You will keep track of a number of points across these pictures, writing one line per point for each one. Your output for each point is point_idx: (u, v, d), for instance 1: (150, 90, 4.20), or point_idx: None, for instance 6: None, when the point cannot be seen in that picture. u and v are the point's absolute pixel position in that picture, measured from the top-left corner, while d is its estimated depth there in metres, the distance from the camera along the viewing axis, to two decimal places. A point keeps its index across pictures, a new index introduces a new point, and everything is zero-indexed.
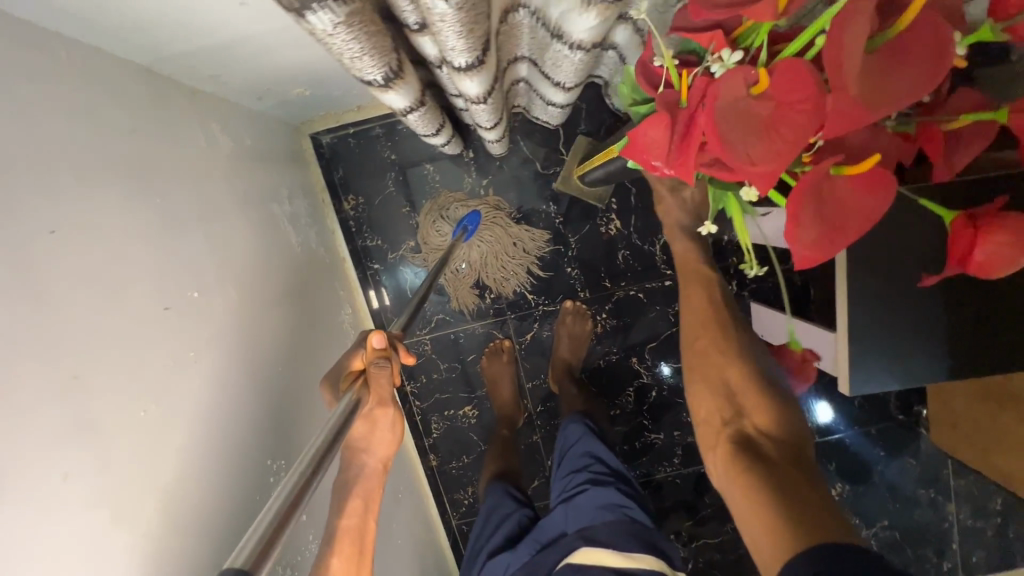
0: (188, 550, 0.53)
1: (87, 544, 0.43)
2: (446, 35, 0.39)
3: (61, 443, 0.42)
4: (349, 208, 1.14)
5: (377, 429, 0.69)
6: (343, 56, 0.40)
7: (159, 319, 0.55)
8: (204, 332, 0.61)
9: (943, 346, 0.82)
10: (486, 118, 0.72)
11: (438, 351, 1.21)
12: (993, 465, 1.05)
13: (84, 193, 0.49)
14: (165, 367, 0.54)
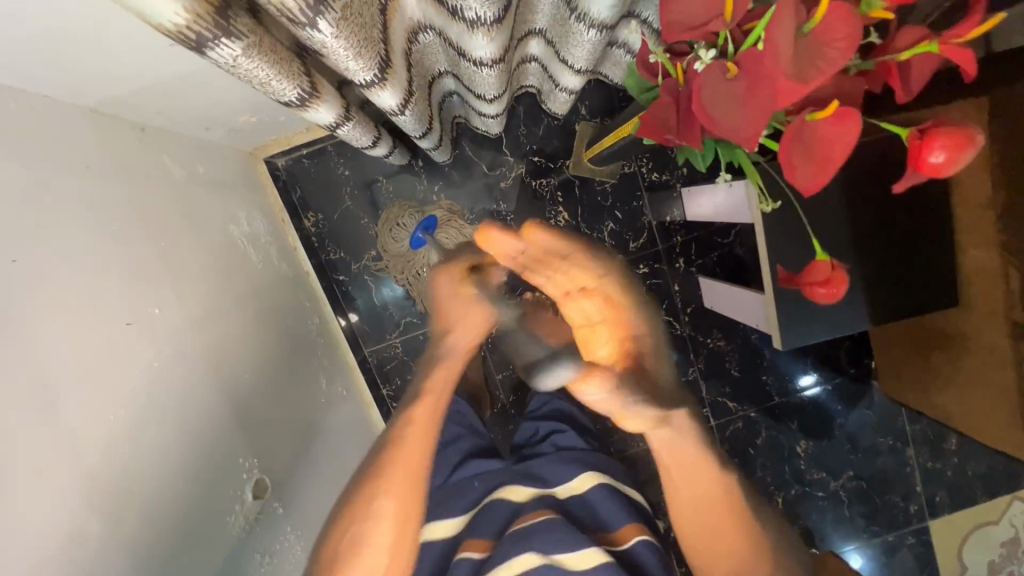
0: (152, 541, 0.59)
1: (59, 535, 0.49)
2: (343, 59, 0.47)
3: (34, 444, 0.48)
4: (310, 224, 1.19)
5: (470, 310, 0.66)
6: (254, 79, 0.46)
7: (124, 337, 0.60)
8: (167, 346, 0.67)
9: (862, 296, 0.90)
10: (414, 126, 0.80)
11: (409, 353, 1.26)
12: (930, 404, 1.13)
13: (42, 225, 0.54)
14: (129, 381, 0.60)
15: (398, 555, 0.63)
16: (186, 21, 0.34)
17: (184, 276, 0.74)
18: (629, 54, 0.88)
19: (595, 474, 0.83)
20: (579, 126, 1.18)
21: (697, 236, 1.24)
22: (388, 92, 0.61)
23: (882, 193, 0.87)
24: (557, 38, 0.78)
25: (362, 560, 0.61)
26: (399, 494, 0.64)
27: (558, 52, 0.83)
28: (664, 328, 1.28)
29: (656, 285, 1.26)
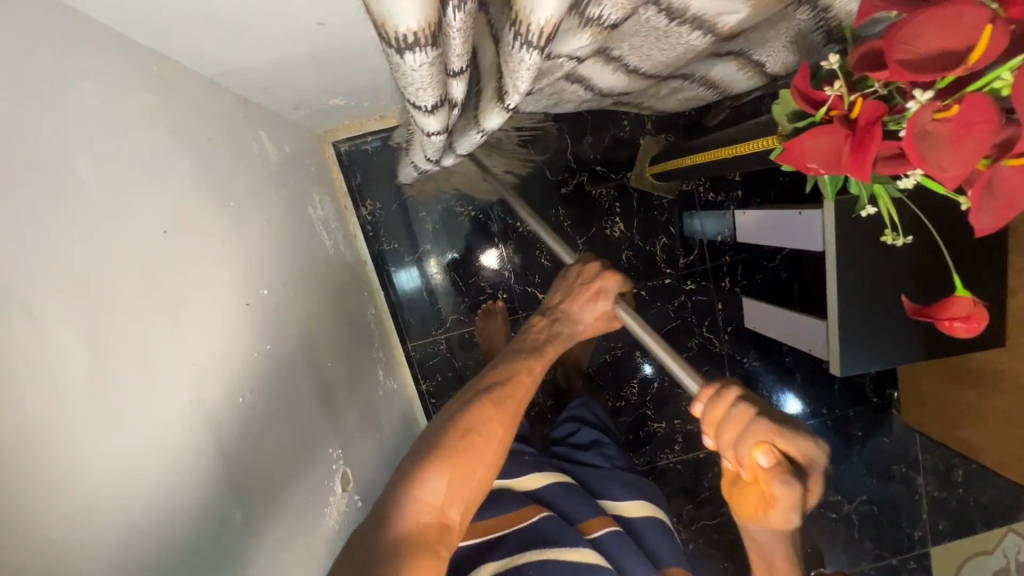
0: (281, 534, 0.55)
1: (211, 533, 0.45)
2: (518, 77, 0.55)
3: (191, 429, 0.45)
4: (366, 213, 1.18)
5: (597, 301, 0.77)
6: (407, 83, 0.52)
7: (251, 321, 0.59)
8: (280, 330, 0.65)
9: (920, 331, 0.93)
10: (468, 146, 0.75)
11: (452, 349, 1.26)
12: (954, 437, 1.20)
13: (181, 195, 0.52)
14: (261, 365, 0.58)
15: (486, 467, 0.57)
16: (417, 26, 0.44)
17: (279, 256, 0.72)
18: (701, 87, 0.88)
19: (645, 504, 0.78)
20: (643, 141, 1.20)
21: (745, 258, 1.27)
22: (498, 112, 0.65)
23: (949, 235, 0.90)
24: (674, 59, 0.77)
25: (463, 456, 0.56)
26: (506, 409, 0.61)
27: (667, 77, 0.81)
28: (703, 345, 1.31)
29: (700, 301, 1.30)
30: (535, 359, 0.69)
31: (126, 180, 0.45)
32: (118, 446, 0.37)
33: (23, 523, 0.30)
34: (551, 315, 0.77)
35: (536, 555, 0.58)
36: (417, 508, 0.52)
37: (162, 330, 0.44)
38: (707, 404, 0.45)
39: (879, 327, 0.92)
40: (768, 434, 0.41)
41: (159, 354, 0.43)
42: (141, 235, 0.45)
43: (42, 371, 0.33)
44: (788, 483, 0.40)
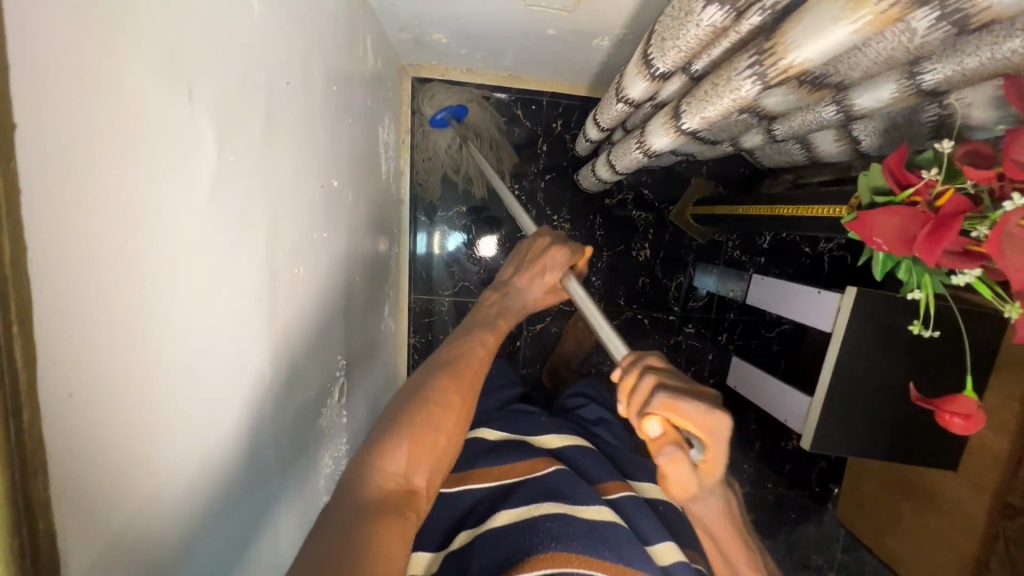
0: (289, 417, 0.54)
1: (243, 384, 0.44)
2: (710, 107, 0.59)
3: (258, 275, 0.44)
4: (417, 157, 1.18)
5: (539, 276, 0.77)
6: (672, 30, 0.58)
7: (320, 219, 0.59)
8: (335, 236, 0.65)
9: (891, 433, 0.99)
10: (626, 160, 0.90)
11: (452, 314, 1.26)
12: (879, 541, 1.24)
13: (305, 73, 0.52)
14: (316, 266, 0.59)
15: (445, 438, 0.60)
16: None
17: (351, 157, 0.72)
18: (803, 152, 0.94)
19: (659, 488, 0.82)
20: (694, 181, 1.24)
21: (745, 321, 1.32)
22: (664, 134, 0.72)
23: (944, 354, 0.96)
24: (869, 132, 0.76)
25: (422, 429, 0.59)
26: (461, 382, 0.65)
27: (857, 145, 0.81)
28: None
29: (694, 346, 1.33)
30: (487, 331, 0.73)
31: (278, 20, 0.45)
32: (215, 318, 0.38)
33: (140, 283, 0.29)
34: (501, 291, 0.79)
35: (555, 507, 0.62)
36: (381, 475, 0.54)
37: (265, 168, 0.44)
38: (622, 375, 0.46)
39: (857, 416, 0.98)
40: (659, 408, 0.40)
41: (256, 188, 0.42)
42: (276, 75, 0.45)
43: (191, 221, 0.34)
44: (668, 452, 0.41)
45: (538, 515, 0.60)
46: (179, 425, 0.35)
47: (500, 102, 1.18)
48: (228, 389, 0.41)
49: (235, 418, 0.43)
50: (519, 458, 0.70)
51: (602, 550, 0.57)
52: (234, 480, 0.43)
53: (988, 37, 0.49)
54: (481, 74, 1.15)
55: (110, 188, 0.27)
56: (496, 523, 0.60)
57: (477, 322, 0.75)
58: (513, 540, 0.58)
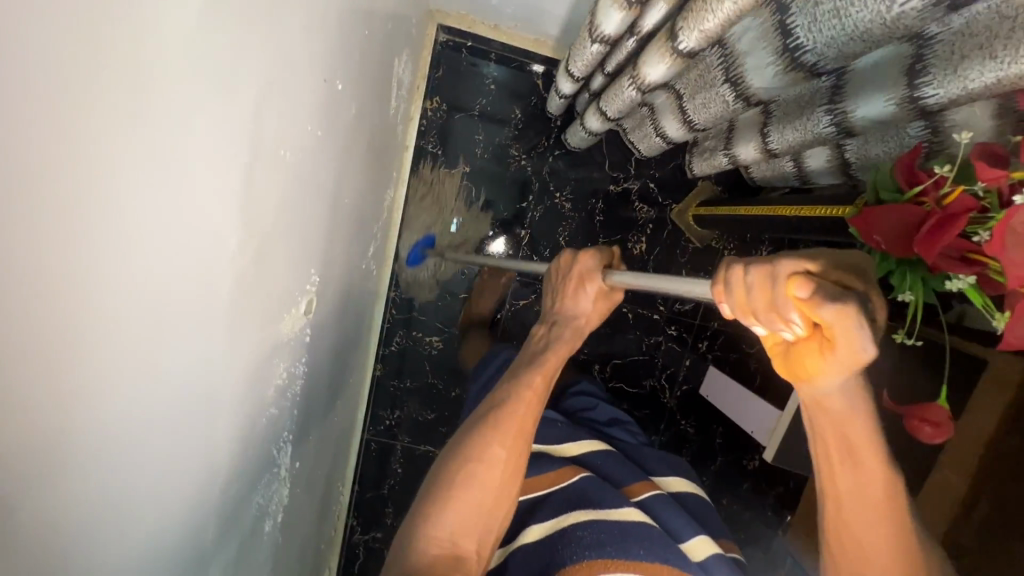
0: (250, 309, 0.51)
1: (209, 250, 0.41)
2: (708, 18, 0.59)
3: (240, 137, 0.42)
4: (430, 108, 1.17)
5: (580, 297, 0.78)
6: None
7: (304, 171, 0.56)
8: (319, 195, 0.63)
9: None
10: (614, 107, 0.89)
11: (437, 274, 1.24)
12: None
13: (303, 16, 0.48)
14: (290, 234, 0.57)
15: (490, 494, 0.65)
16: None
17: (360, 70, 0.70)
18: (796, 170, 0.90)
19: (680, 481, 0.87)
20: (700, 182, 1.22)
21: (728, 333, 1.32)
22: (662, 60, 0.71)
23: (918, 387, 0.96)
24: (862, 155, 0.72)
25: (466, 493, 0.64)
26: (506, 437, 0.68)
27: (848, 167, 0.78)
28: (654, 388, 1.36)
29: (672, 348, 1.34)
30: (535, 373, 0.73)
31: None
32: (191, 159, 0.36)
33: (107, 69, 0.27)
34: (550, 322, 0.81)
35: (585, 515, 0.67)
36: (431, 544, 0.61)
37: (263, 24, 0.41)
38: (728, 297, 0.44)
39: None
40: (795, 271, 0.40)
41: (250, 39, 0.40)
42: None
43: (149, 202, 0.32)
44: (836, 300, 0.39)
45: (569, 525, 0.66)
46: (138, 261, 0.32)
47: (522, 68, 1.17)
48: (194, 247, 0.39)
49: (184, 400, 0.42)
50: (543, 468, 0.76)
51: (635, 553, 0.62)
52: (178, 463, 0.43)
53: (992, 61, 0.47)
54: (507, 35, 1.14)
55: (68, 41, 0.24)
56: (529, 541, 0.67)
57: (524, 363, 0.77)
58: (547, 554, 0.64)
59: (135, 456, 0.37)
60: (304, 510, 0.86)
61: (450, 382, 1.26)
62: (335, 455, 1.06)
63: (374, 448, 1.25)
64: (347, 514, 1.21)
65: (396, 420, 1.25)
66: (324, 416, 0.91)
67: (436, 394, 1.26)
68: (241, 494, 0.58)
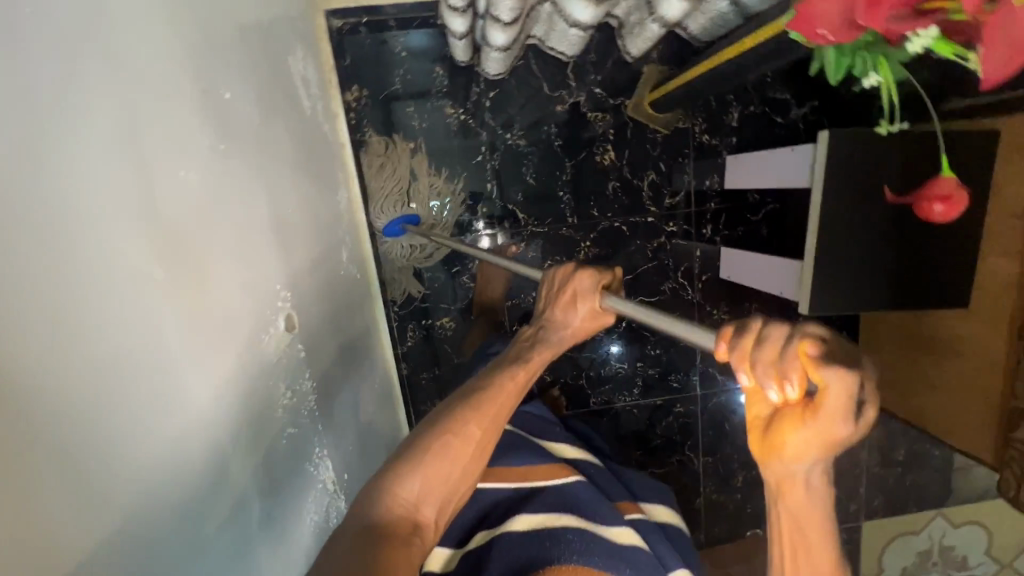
0: (213, 337, 0.50)
1: (126, 284, 0.40)
2: None
3: (113, 161, 0.40)
4: (352, 99, 1.12)
5: (570, 313, 0.78)
6: None
7: (216, 200, 0.54)
8: (252, 227, 0.61)
9: (888, 283, 0.94)
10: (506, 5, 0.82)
11: (423, 258, 1.21)
12: (906, 406, 1.18)
13: (128, 44, 0.43)
14: (235, 280, 0.55)
15: (460, 469, 0.66)
16: None
17: (249, 73, 0.67)
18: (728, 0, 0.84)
19: (669, 513, 0.94)
20: (646, 68, 1.15)
21: (729, 207, 1.25)
22: None
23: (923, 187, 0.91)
24: None
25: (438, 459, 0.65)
26: (483, 413, 0.68)
27: None
28: (676, 291, 1.28)
29: (680, 244, 1.26)
30: (517, 367, 0.74)
31: None
32: (50, 196, 0.34)
33: None
34: (538, 324, 0.80)
35: (573, 518, 0.72)
36: (392, 500, 0.61)
37: (91, 41, 0.39)
38: (731, 345, 0.45)
39: (852, 271, 0.94)
40: (811, 334, 0.42)
41: (81, 59, 0.38)
42: None
43: (10, 261, 0.31)
44: (837, 366, 0.40)
45: (556, 526, 0.70)
46: (19, 306, 0.31)
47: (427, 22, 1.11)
48: (101, 284, 0.37)
49: (180, 486, 0.43)
50: (541, 465, 0.82)
51: (617, 564, 0.67)
52: (200, 544, 0.44)
53: None
54: None
55: None
56: (515, 528, 0.69)
57: (509, 358, 0.76)
58: (533, 547, 0.67)
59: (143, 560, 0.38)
60: None
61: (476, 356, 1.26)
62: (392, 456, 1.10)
63: None
64: None
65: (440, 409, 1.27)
66: (362, 423, 0.92)
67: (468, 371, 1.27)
68: (291, 517, 0.59)
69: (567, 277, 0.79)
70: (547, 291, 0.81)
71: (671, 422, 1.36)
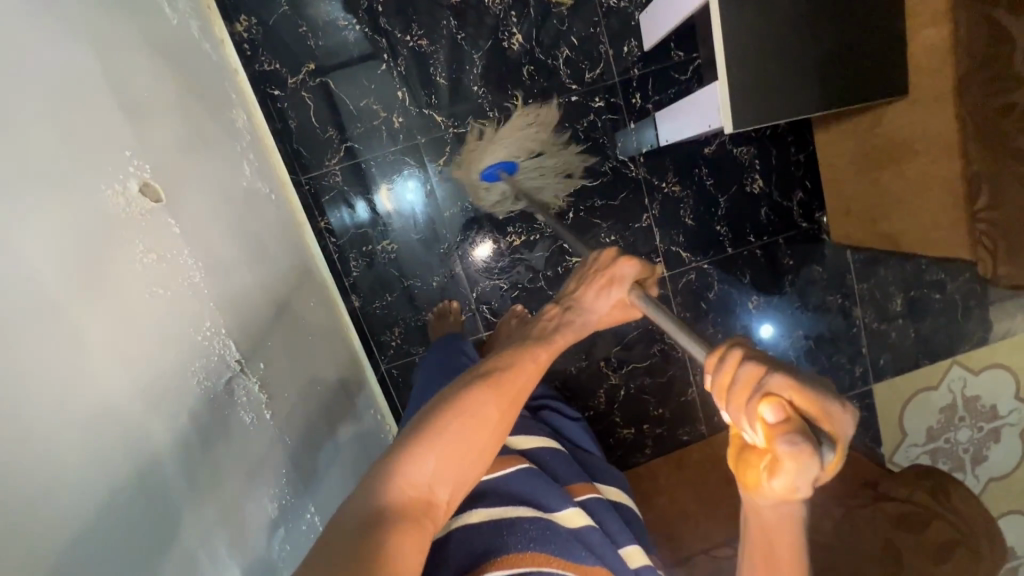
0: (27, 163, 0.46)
1: None
2: None
3: None
4: (242, 30, 1.10)
5: (600, 298, 0.71)
6: None
7: (18, 18, 0.50)
8: (77, 71, 0.57)
9: (815, 83, 0.88)
10: None
11: (348, 181, 1.18)
12: (880, 233, 1.10)
13: None
14: (43, 107, 0.50)
15: (479, 451, 0.52)
16: None
17: None
18: None
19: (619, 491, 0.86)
20: None
21: (654, 70, 1.20)
22: None
23: None
24: None
25: (458, 435, 0.51)
26: (504, 393, 0.55)
27: None
28: (618, 168, 1.24)
29: (611, 121, 1.22)
30: (541, 347, 0.63)
31: None
32: None
33: None
34: (565, 305, 0.71)
35: (531, 510, 0.60)
36: (405, 479, 0.47)
37: None
38: (716, 373, 0.42)
39: (772, 77, 0.87)
40: (787, 393, 0.37)
41: None
42: None
43: None
44: (794, 443, 0.34)
45: (514, 517, 0.58)
46: None
47: None
48: None
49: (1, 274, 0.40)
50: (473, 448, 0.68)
51: (577, 552, 0.57)
52: (41, 344, 0.42)
53: None
54: None
55: None
56: (470, 521, 0.56)
57: (533, 337, 0.65)
58: (488, 540, 0.55)
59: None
60: (315, 415, 0.87)
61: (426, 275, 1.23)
62: (343, 377, 1.06)
63: (397, 373, 1.26)
64: None
65: (400, 336, 1.24)
66: (290, 331, 0.89)
67: (420, 292, 1.23)
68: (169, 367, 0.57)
69: (601, 265, 0.73)
70: (577, 281, 0.74)
71: (643, 312, 1.30)
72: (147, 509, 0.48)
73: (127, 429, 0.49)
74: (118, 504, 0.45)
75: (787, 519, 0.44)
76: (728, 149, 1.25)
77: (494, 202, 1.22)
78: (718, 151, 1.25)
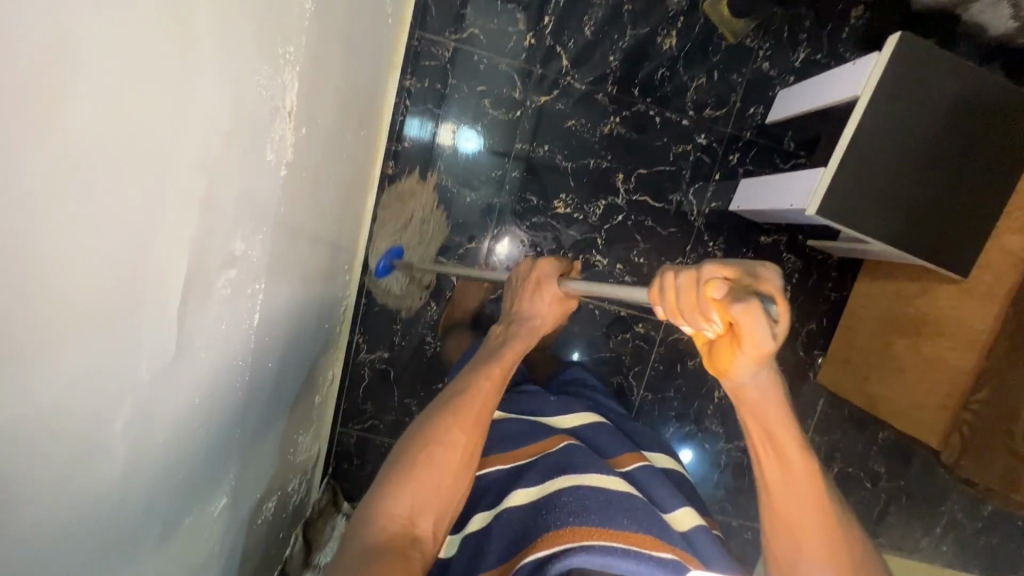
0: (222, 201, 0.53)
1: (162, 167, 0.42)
2: None
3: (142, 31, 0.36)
4: None
5: (535, 306, 0.84)
6: None
7: None
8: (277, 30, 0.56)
9: (899, 221, 0.92)
10: None
11: (454, 62, 1.17)
12: (862, 389, 1.13)
13: None
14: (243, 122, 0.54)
15: (452, 470, 0.67)
16: None
17: None
18: None
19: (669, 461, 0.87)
20: None
21: (762, 143, 1.24)
22: None
23: (962, 135, 0.90)
24: None
25: (424, 476, 0.66)
26: (462, 418, 0.71)
27: None
28: (682, 206, 1.25)
29: (702, 161, 1.24)
30: (492, 365, 0.77)
31: None
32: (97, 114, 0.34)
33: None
34: (508, 323, 0.86)
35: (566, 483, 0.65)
36: (385, 518, 0.63)
37: None
38: (662, 301, 0.55)
39: (867, 191, 0.90)
40: (712, 272, 0.51)
41: None
42: None
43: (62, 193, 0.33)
44: (742, 301, 0.48)
45: (553, 491, 0.63)
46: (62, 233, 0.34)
47: None
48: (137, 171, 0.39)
49: (84, 57, 0.32)
50: None
51: (619, 521, 0.59)
52: (162, 347, 0.49)
53: None
54: None
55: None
56: (510, 503, 0.64)
57: (484, 356, 0.81)
58: (529, 517, 0.61)
59: (38, 146, 0.30)
60: (311, 218, 0.82)
61: (463, 188, 1.21)
62: (342, 222, 1.00)
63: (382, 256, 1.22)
64: (353, 329, 1.23)
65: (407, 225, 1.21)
66: (339, 137, 0.86)
67: (451, 198, 1.22)
68: (219, 172, 0.51)
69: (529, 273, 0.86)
70: (516, 282, 0.88)
71: (624, 340, 1.30)
72: (198, 451, 0.61)
73: (207, 406, 0.61)
74: (195, 443, 0.60)
75: (766, 382, 0.63)
76: (780, 250, 1.28)
77: (562, 163, 1.22)
78: (771, 245, 1.28)
